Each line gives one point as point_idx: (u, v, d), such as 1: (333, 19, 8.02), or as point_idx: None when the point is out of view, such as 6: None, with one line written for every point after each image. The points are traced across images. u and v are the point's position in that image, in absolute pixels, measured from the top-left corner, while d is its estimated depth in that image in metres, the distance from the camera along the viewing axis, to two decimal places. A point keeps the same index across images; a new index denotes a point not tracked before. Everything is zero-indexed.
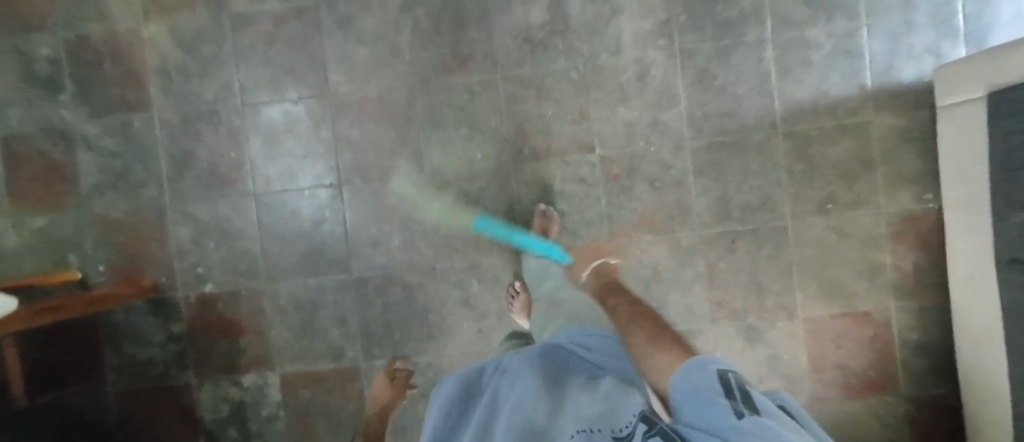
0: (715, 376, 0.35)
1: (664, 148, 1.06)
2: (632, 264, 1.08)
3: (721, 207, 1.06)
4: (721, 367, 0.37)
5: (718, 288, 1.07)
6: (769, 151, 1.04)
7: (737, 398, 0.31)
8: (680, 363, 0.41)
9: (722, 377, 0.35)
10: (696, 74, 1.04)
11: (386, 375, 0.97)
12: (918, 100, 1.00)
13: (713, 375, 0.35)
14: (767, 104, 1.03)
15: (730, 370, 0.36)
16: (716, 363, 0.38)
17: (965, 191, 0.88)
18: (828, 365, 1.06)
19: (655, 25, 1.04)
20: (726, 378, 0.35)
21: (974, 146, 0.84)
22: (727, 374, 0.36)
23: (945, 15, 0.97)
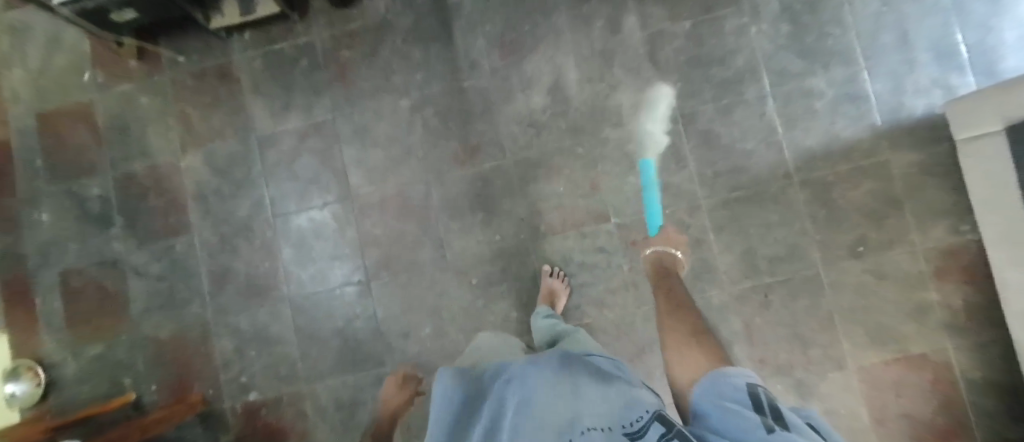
0: (744, 394, 0.39)
1: (679, 209, 1.06)
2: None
3: (748, 261, 1.03)
4: (755, 388, 0.41)
5: (759, 344, 1.01)
6: (788, 200, 1.02)
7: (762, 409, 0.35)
8: (715, 380, 0.44)
9: (751, 395, 0.38)
10: (700, 135, 1.06)
11: (396, 383, 1.09)
12: (934, 133, 0.98)
13: (744, 392, 0.39)
14: (777, 155, 1.03)
15: (762, 388, 0.40)
16: (748, 382, 0.42)
17: (1004, 224, 0.84)
18: (891, 415, 0.97)
19: (653, 95, 1.08)
20: (756, 396, 0.38)
21: (1003, 180, 0.81)
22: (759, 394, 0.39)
23: (945, 50, 0.98)
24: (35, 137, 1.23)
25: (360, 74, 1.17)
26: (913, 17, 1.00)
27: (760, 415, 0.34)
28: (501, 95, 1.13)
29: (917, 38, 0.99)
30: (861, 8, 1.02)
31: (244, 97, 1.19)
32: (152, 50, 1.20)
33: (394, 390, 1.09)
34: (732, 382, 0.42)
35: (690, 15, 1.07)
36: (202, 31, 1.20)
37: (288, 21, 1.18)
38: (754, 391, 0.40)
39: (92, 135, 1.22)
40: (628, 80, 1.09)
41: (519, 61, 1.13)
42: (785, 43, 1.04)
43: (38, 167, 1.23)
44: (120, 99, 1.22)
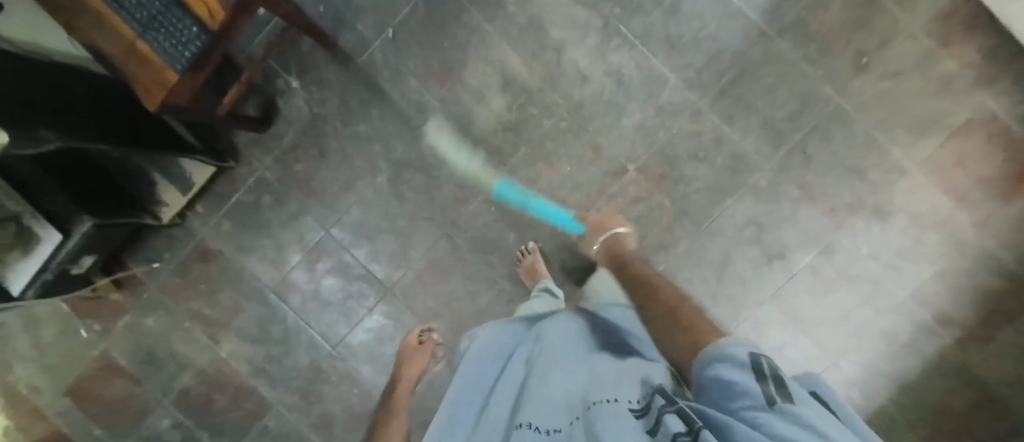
0: (746, 367, 0.32)
1: (684, 123, 1.03)
2: (736, 234, 1.04)
3: (772, 131, 1.01)
4: (756, 357, 0.34)
5: (821, 198, 1.01)
6: (776, 56, 0.99)
7: (772, 388, 0.29)
8: (713, 352, 0.36)
9: (755, 366, 0.32)
10: (664, 45, 1.01)
11: (413, 342, 1.03)
12: None
13: (745, 365, 0.32)
14: (744, 20, 0.99)
15: (764, 359, 0.33)
16: (741, 350, 0.35)
17: None
18: (968, 189, 0.98)
19: (599, 33, 1.02)
20: (760, 368, 0.31)
21: None
22: (762, 364, 0.32)
23: None
24: (78, 413, 1.19)
25: (325, 178, 1.11)
26: None
27: (772, 401, 0.28)
28: (462, 118, 1.08)
29: None
30: None
31: (235, 263, 1.14)
32: (126, 276, 1.14)
33: (411, 351, 1.02)
34: (732, 351, 0.35)
35: None
36: (158, 230, 1.13)
37: (228, 172, 1.11)
38: (756, 360, 0.33)
39: (127, 379, 1.18)
40: (569, 34, 1.03)
41: (458, 77, 1.06)
42: None
43: (102, 435, 1.20)
44: (127, 335, 1.16)
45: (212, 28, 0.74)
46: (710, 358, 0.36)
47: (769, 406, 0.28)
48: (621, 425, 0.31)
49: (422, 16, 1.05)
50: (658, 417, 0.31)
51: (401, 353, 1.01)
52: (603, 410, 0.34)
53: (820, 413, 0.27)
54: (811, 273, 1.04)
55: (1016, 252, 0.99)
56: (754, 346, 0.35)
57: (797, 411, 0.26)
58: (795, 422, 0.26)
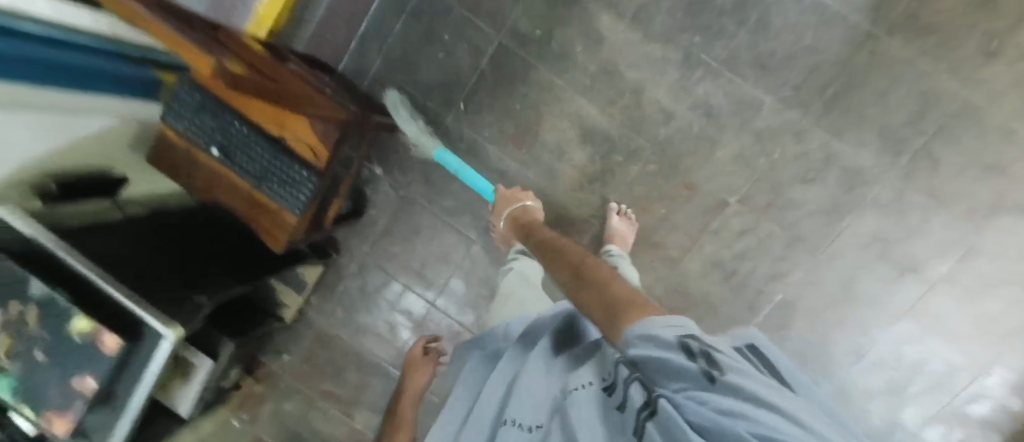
0: (673, 344, 0.29)
1: (786, 145, 0.96)
2: (859, 251, 0.97)
3: (890, 140, 0.92)
4: (680, 326, 0.31)
5: (954, 203, 0.92)
6: (887, 58, 0.89)
7: (702, 363, 0.27)
8: (638, 327, 0.32)
9: (682, 341, 0.29)
10: (754, 68, 0.93)
11: (418, 353, 1.08)
12: None
13: (670, 341, 0.29)
14: (844, 26, 0.89)
15: (687, 329, 0.31)
16: (668, 326, 0.30)
17: None
18: None
19: (678, 67, 0.96)
20: (685, 342, 0.29)
21: None
22: (690, 341, 0.29)
23: None
24: None
25: (421, 254, 1.14)
26: None
27: (709, 374, 0.26)
28: (545, 176, 1.06)
29: None
30: None
31: (353, 343, 1.21)
32: (261, 368, 1.25)
33: (417, 360, 1.07)
34: (655, 329, 0.31)
35: None
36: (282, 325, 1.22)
37: (333, 262, 1.18)
38: (682, 337, 0.30)
39: None
40: (645, 74, 0.97)
41: (535, 137, 1.04)
42: None
43: None
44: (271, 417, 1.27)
45: (320, 169, 0.77)
46: (637, 334, 0.32)
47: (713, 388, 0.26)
48: (594, 419, 0.35)
49: (489, 83, 1.03)
50: (625, 398, 0.34)
51: (409, 360, 1.08)
52: (576, 400, 0.38)
53: (750, 374, 0.26)
54: (950, 282, 0.96)
55: None
56: (680, 319, 0.32)
57: (736, 383, 0.25)
58: (740, 395, 0.24)
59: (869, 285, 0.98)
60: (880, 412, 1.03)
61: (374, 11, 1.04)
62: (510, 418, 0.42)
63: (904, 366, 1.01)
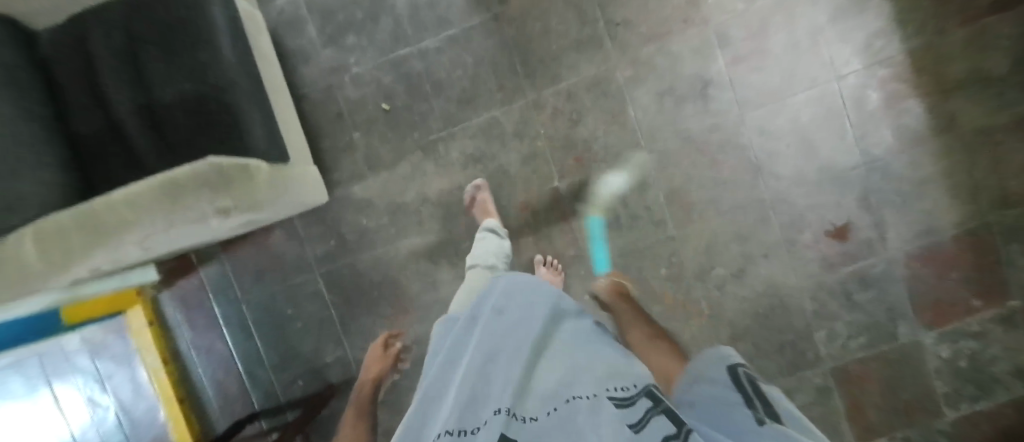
0: (729, 379, 0.39)
1: (539, 121, 1.06)
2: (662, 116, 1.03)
3: (584, 47, 1.02)
4: (732, 362, 0.42)
5: (667, 25, 1.00)
6: (520, 19, 1.03)
7: (757, 409, 0.33)
8: (710, 369, 0.43)
9: (735, 381, 0.38)
10: (465, 109, 1.06)
11: (383, 348, 1.05)
12: None
13: (727, 382, 0.39)
14: (477, 35, 1.03)
15: (739, 367, 0.41)
16: (726, 360, 0.43)
17: None
18: None
19: (430, 160, 1.08)
20: (739, 382, 0.38)
21: None
22: (739, 374, 0.39)
23: None
24: None
25: None
26: None
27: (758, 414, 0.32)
28: (444, 309, 1.12)
29: None
30: None
31: None
32: None
33: (378, 352, 1.04)
34: (714, 368, 0.43)
35: (345, 131, 1.07)
36: None
37: None
38: (733, 370, 0.40)
39: None
40: (417, 185, 1.09)
41: (407, 294, 1.12)
42: (365, 35, 1.05)
43: None
44: None
45: None
46: (703, 373, 0.43)
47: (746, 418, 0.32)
48: (602, 420, 0.31)
49: (345, 302, 1.13)
50: (648, 420, 0.31)
51: (370, 353, 1.04)
52: (587, 405, 0.34)
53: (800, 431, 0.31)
54: (738, 60, 0.99)
55: None
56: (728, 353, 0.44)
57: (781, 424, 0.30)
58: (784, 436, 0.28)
59: (698, 121, 1.02)
60: (823, 177, 1.01)
61: (237, 351, 1.15)
62: (507, 408, 0.37)
63: (793, 135, 1.00)
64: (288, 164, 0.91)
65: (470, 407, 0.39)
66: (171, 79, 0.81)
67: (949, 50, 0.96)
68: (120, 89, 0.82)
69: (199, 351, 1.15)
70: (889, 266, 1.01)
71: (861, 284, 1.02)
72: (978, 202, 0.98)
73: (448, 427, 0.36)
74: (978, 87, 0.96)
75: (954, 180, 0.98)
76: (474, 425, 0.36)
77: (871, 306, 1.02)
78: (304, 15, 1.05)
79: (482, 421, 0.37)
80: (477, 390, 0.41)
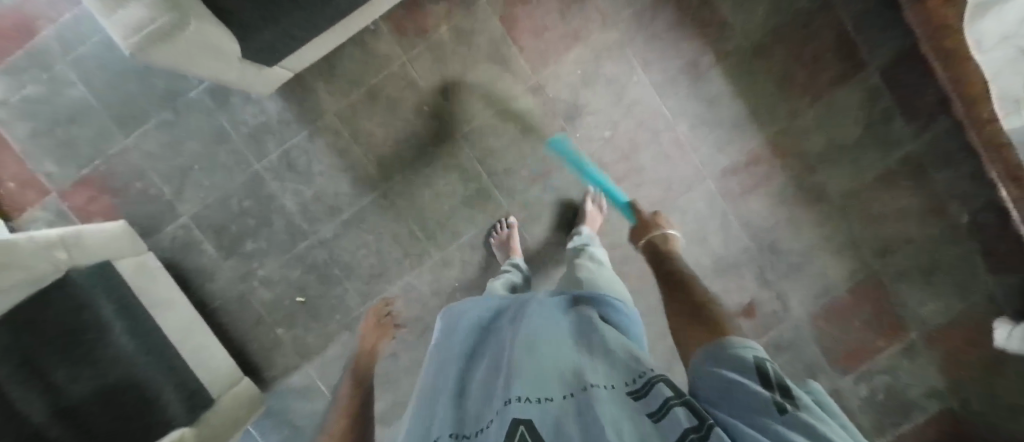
0: (750, 367, 0.31)
1: (450, 275, 1.09)
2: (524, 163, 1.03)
3: (474, 199, 1.06)
4: (759, 353, 0.33)
5: (546, 161, 1.04)
6: (406, 189, 1.05)
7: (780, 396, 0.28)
8: (723, 351, 0.34)
9: (759, 367, 0.31)
10: (378, 280, 1.09)
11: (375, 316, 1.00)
12: (297, 90, 1.01)
13: (751, 366, 0.31)
14: (370, 212, 1.06)
15: (765, 359, 0.33)
16: (744, 347, 0.34)
17: (360, 20, 0.88)
18: (568, 30, 1.00)
19: (358, 335, 1.11)
20: (766, 371, 0.31)
21: (325, 43, 0.88)
22: (764, 367, 0.31)
23: (220, 111, 1.01)
24: None
25: None
26: (201, 149, 1.02)
27: (779, 403, 0.27)
28: None
29: (216, 136, 1.02)
30: (203, 187, 1.03)
31: None
32: None
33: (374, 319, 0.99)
34: (731, 348, 0.34)
35: (270, 330, 1.10)
36: None
37: None
38: (756, 359, 0.32)
39: None
40: (351, 362, 1.12)
41: None
42: (262, 239, 1.06)
43: None
44: None
45: None
46: (718, 356, 0.34)
47: (780, 415, 0.26)
48: (623, 412, 0.27)
49: None
50: (665, 412, 0.27)
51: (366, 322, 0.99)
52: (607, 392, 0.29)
53: (826, 425, 0.26)
54: (616, 179, 1.04)
55: None
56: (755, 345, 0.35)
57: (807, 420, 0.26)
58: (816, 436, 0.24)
59: None
60: (719, 266, 1.07)
61: None
62: (519, 397, 0.31)
63: (686, 233, 1.06)
64: (211, 406, 0.94)
65: (480, 408, 0.34)
66: (75, 377, 0.77)
67: (805, 127, 1.02)
68: (30, 398, 0.73)
69: None
70: (798, 329, 1.09)
71: (778, 350, 1.10)
72: (864, 257, 1.06)
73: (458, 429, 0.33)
74: (839, 153, 1.03)
75: (838, 241, 1.06)
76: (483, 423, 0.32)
77: (792, 368, 1.10)
78: (196, 236, 1.06)
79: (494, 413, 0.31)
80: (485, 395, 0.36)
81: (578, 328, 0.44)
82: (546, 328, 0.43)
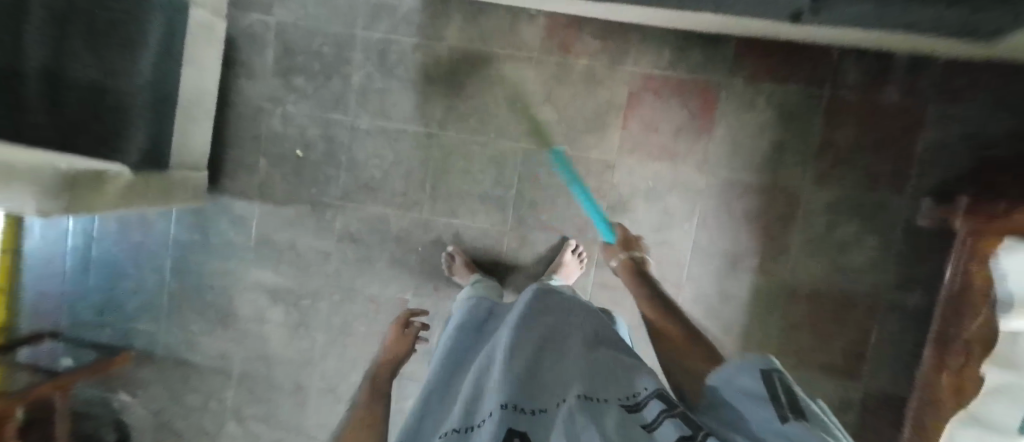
0: (763, 382, 0.36)
1: (421, 238, 1.11)
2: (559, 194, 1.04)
3: (488, 202, 1.08)
4: (766, 366, 0.38)
5: (566, 224, 1.06)
6: (447, 148, 1.08)
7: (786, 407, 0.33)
8: (738, 370, 0.39)
9: (768, 379, 0.36)
10: (365, 193, 1.11)
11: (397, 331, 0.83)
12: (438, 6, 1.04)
13: (760, 382, 0.36)
14: (406, 140, 1.09)
15: (773, 370, 0.38)
16: (752, 364, 0.39)
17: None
18: (672, 143, 1.01)
19: (315, 217, 1.14)
20: (774, 384, 0.36)
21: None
22: (774, 377, 0.37)
23: None
24: None
25: None
26: None
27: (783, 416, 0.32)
28: (264, 341, 1.21)
29: None
30: (306, 11, 1.07)
31: None
32: None
33: (396, 336, 0.82)
34: (739, 369, 0.39)
35: (256, 154, 1.13)
36: None
37: None
38: (767, 372, 0.37)
39: None
40: (292, 231, 1.15)
41: (235, 313, 1.21)
42: (313, 86, 1.09)
43: None
44: None
45: None
46: (736, 370, 0.39)
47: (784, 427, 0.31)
48: (602, 419, 0.36)
49: (179, 289, 1.23)
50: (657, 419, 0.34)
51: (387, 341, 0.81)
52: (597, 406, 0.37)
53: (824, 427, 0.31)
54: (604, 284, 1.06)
55: (753, 166, 0.99)
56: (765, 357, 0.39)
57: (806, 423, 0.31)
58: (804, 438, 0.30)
59: None
60: None
61: (68, 275, 1.28)
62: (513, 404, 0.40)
63: None
64: (159, 170, 0.96)
65: (476, 401, 0.44)
66: (81, 67, 0.77)
67: None
68: None
69: (40, 258, 1.28)
70: None
71: None
72: None
73: (459, 423, 0.42)
74: None
75: None
76: (480, 420, 0.41)
77: None
78: (269, 39, 1.09)
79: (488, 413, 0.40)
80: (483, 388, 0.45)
81: (561, 325, 0.53)
82: (534, 325, 0.52)
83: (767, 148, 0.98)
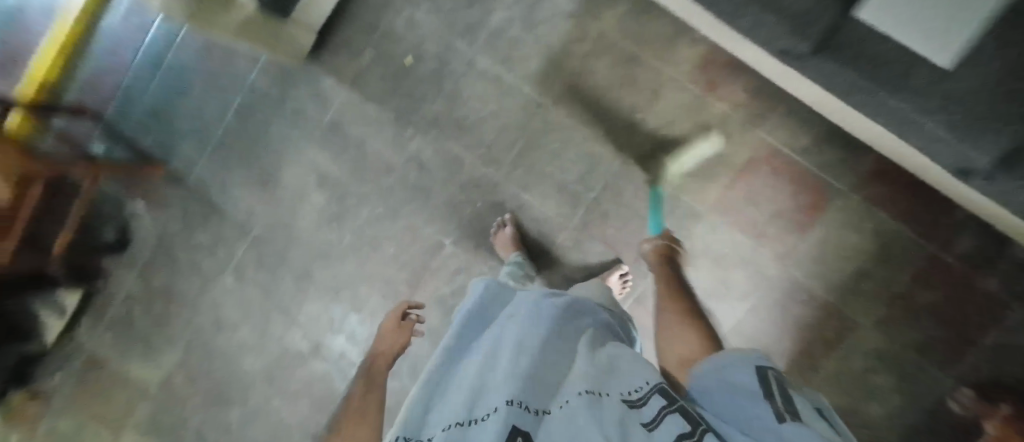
0: (758, 377, 0.34)
1: (484, 197, 1.09)
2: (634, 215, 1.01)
3: (564, 193, 1.06)
4: (760, 363, 0.36)
5: (626, 248, 1.04)
6: (550, 125, 1.05)
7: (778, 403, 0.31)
8: (735, 365, 0.37)
9: (763, 378, 0.34)
10: (453, 129, 1.09)
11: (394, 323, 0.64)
12: None
13: (757, 379, 0.34)
14: (516, 98, 1.05)
15: (767, 367, 0.36)
16: (750, 360, 0.37)
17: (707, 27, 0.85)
18: (763, 224, 0.99)
19: (395, 128, 1.11)
20: (768, 380, 0.34)
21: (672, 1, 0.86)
22: (769, 374, 0.35)
23: None
24: None
25: (182, 281, 1.29)
26: None
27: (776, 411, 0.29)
28: (292, 218, 1.20)
29: None
30: None
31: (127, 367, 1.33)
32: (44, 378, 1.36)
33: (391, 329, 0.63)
34: (735, 364, 0.37)
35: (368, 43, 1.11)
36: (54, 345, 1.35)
37: (99, 290, 1.35)
38: (762, 370, 0.35)
39: None
40: (367, 130, 1.13)
41: (278, 179, 1.20)
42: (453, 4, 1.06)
43: None
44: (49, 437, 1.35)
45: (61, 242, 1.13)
46: (729, 367, 0.38)
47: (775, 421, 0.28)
48: (615, 421, 0.29)
49: (234, 132, 1.21)
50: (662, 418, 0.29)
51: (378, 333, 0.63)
52: (607, 403, 0.32)
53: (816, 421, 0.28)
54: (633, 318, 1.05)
55: (827, 281, 0.97)
56: (757, 354, 0.38)
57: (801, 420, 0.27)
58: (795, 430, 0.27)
59: None
60: None
61: (134, 67, 1.26)
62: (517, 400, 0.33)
63: None
64: (281, 18, 0.92)
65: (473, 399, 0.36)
66: None
67: None
68: None
69: (114, 39, 1.24)
70: None
71: None
72: None
73: (457, 418, 0.34)
74: None
75: None
76: (483, 414, 0.33)
77: None
78: None
79: (489, 409, 0.33)
80: (478, 383, 0.38)
81: (562, 328, 0.47)
82: (534, 321, 0.46)
83: (849, 271, 0.96)
